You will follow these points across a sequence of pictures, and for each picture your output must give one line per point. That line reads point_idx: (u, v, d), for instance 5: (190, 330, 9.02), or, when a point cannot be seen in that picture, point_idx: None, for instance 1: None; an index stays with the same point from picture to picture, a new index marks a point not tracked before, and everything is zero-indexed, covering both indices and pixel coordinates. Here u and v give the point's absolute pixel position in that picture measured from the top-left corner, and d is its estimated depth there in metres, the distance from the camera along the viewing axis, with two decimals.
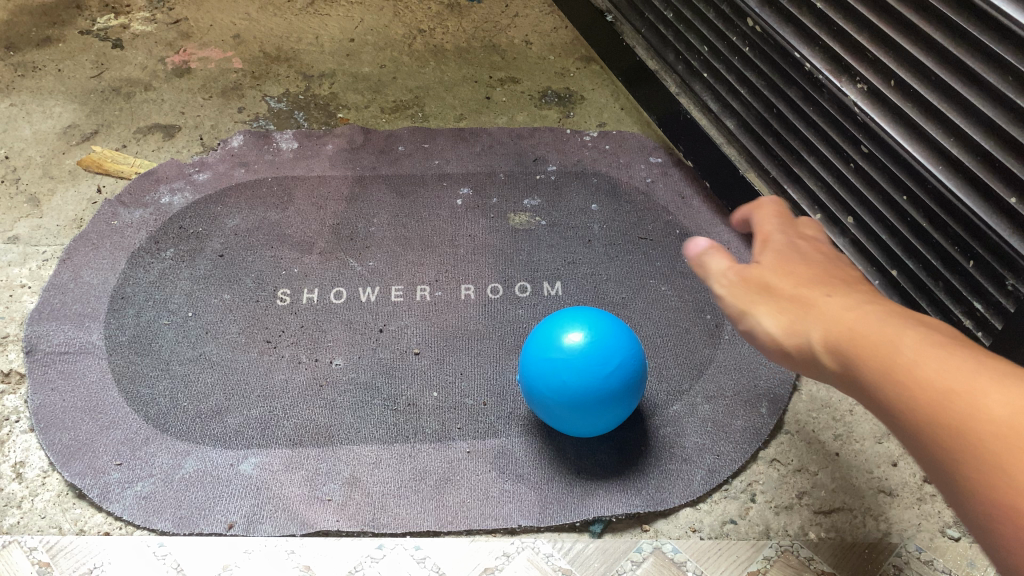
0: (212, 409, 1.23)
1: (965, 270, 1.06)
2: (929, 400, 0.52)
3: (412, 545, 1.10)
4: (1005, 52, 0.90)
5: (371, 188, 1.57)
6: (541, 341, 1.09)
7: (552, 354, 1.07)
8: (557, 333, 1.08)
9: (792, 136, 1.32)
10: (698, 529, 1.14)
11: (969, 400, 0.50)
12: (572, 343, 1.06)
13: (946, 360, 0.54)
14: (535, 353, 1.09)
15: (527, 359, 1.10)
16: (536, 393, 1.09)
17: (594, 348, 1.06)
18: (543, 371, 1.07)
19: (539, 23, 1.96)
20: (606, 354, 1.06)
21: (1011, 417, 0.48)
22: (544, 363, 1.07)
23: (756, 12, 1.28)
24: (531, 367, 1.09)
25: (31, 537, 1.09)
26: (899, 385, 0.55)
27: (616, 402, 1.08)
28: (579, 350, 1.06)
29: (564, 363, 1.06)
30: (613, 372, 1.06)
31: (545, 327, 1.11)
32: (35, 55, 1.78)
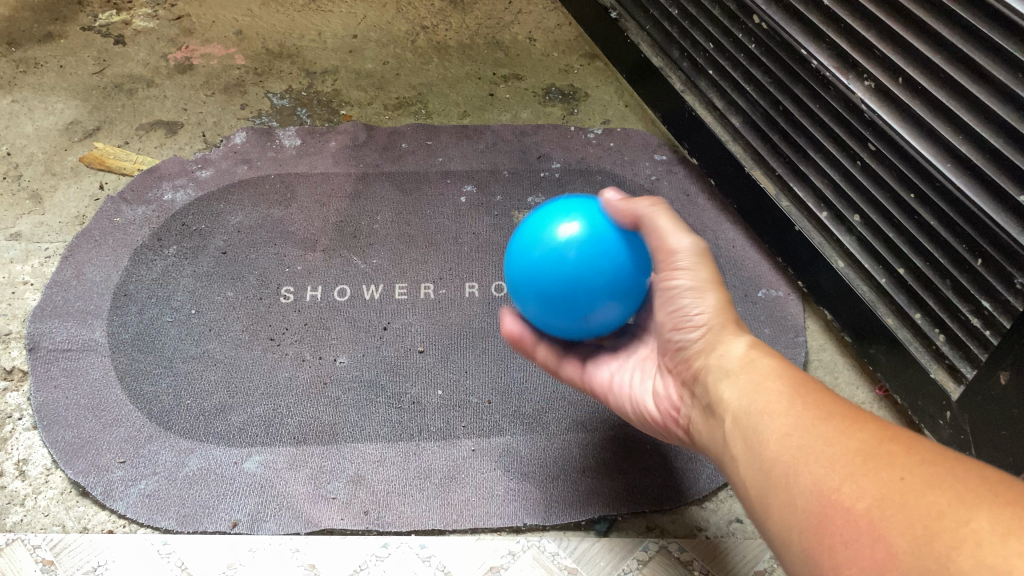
0: (215, 407, 1.22)
1: (973, 268, 1.04)
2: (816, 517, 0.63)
3: (416, 543, 1.10)
4: (1014, 49, 0.89)
5: (375, 185, 1.56)
6: (534, 228, 0.95)
7: (543, 242, 0.92)
8: (552, 218, 0.94)
9: (798, 133, 1.31)
10: (704, 528, 1.14)
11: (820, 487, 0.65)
12: (568, 228, 0.91)
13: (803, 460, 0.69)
14: (526, 240, 0.94)
15: (516, 250, 0.96)
16: (522, 287, 0.95)
17: (595, 238, 0.91)
18: (531, 257, 0.93)
19: (543, 20, 1.95)
20: (609, 246, 0.91)
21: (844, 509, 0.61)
22: (534, 253, 0.93)
23: (762, 9, 1.28)
24: (520, 257, 0.95)
25: (34, 536, 1.09)
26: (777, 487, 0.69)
27: (621, 299, 0.93)
28: (577, 238, 0.91)
29: (555, 252, 0.91)
30: (616, 265, 0.91)
31: (540, 213, 0.97)
32: (36, 51, 1.77)
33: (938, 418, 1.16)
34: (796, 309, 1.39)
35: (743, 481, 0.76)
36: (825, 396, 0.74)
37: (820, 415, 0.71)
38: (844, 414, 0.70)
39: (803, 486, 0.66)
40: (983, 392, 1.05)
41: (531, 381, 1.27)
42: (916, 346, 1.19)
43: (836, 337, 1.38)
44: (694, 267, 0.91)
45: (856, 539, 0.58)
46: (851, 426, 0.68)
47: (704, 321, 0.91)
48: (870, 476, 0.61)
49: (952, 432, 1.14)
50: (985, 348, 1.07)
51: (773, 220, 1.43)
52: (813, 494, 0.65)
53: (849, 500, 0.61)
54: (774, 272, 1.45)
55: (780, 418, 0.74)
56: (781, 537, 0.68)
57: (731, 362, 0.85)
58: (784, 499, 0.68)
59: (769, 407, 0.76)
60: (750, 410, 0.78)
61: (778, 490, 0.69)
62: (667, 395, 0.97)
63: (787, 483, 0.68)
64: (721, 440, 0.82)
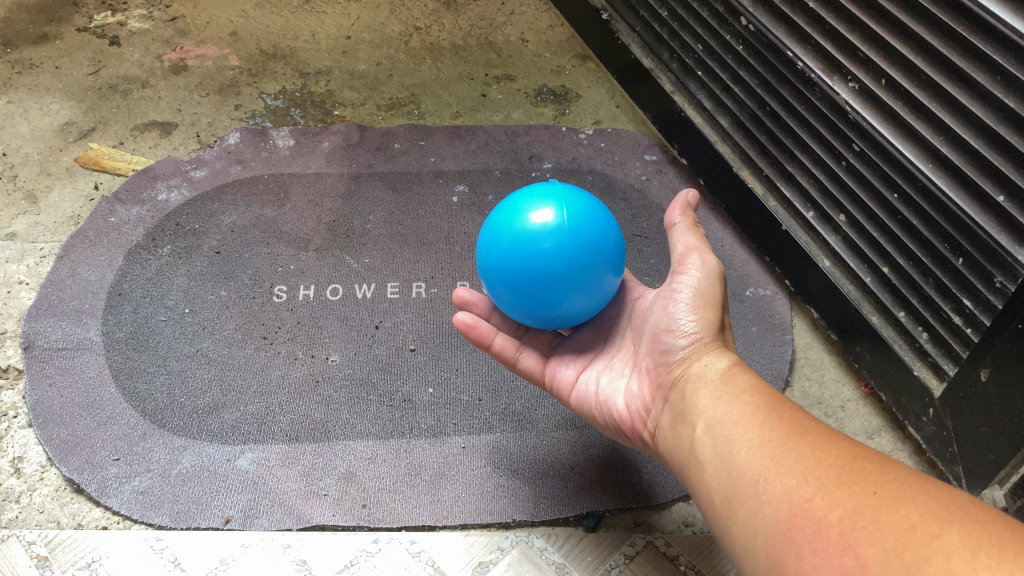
0: (209, 405, 1.24)
1: (954, 267, 1.06)
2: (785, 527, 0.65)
3: (406, 539, 1.11)
4: (992, 51, 0.91)
5: (367, 185, 1.57)
6: (506, 215, 0.94)
7: (518, 229, 0.92)
8: (526, 205, 0.94)
9: (785, 134, 1.33)
10: (690, 524, 1.16)
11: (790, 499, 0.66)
12: (543, 216, 0.92)
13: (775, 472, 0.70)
14: (500, 227, 0.94)
15: (487, 237, 0.96)
16: (494, 274, 0.94)
17: (571, 227, 0.91)
18: (504, 246, 0.92)
19: (535, 21, 1.97)
20: (585, 236, 0.91)
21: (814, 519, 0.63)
22: (507, 240, 0.92)
23: (749, 11, 1.29)
24: (492, 244, 0.94)
25: (29, 532, 1.10)
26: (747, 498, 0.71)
27: (592, 291, 0.94)
28: (552, 226, 0.91)
29: (529, 240, 0.91)
30: (590, 256, 0.91)
31: (511, 201, 0.96)
32: (32, 52, 1.78)
33: (921, 415, 1.18)
34: (783, 308, 1.41)
35: (709, 489, 0.78)
36: (802, 415, 0.77)
37: (795, 430, 0.73)
38: (818, 432, 0.73)
39: (773, 497, 0.68)
40: (964, 389, 1.07)
41: (521, 379, 1.29)
42: (900, 344, 1.21)
43: (823, 335, 1.40)
44: (701, 281, 0.96)
45: (824, 547, 0.60)
46: (825, 443, 0.71)
47: (695, 330, 0.93)
48: (841, 489, 0.63)
49: (935, 428, 1.15)
50: (966, 346, 1.08)
51: (761, 219, 1.45)
52: (784, 505, 0.66)
53: (821, 511, 0.63)
54: (762, 271, 1.47)
55: (754, 431, 0.76)
56: (748, 545, 0.69)
57: (713, 374, 0.88)
58: (755, 509, 0.69)
59: (743, 420, 0.78)
60: (725, 419, 0.80)
61: (749, 500, 0.71)
62: (637, 396, 0.99)
63: (758, 494, 0.70)
64: (690, 446, 0.84)
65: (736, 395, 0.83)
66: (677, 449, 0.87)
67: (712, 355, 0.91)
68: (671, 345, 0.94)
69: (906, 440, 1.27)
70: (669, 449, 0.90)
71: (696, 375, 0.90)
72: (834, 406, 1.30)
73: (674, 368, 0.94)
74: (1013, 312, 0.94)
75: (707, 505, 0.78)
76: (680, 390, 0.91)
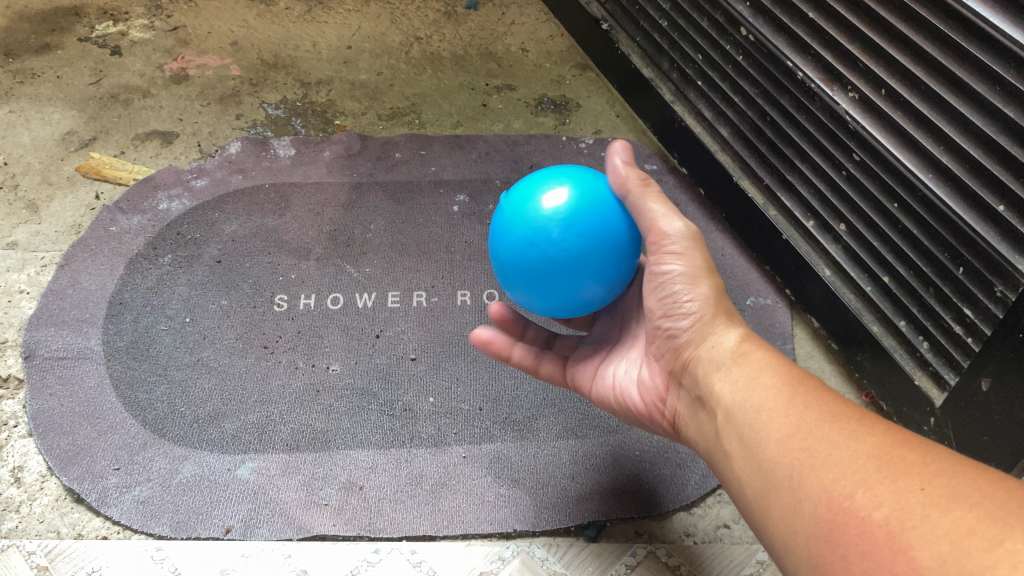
0: (209, 415, 1.24)
1: (955, 276, 1.06)
2: (826, 526, 0.64)
3: (407, 549, 1.11)
4: (992, 62, 0.91)
5: (368, 194, 1.58)
6: (516, 205, 0.93)
7: (530, 218, 0.91)
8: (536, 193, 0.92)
9: (785, 143, 1.33)
10: (691, 534, 1.16)
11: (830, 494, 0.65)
12: (555, 200, 0.91)
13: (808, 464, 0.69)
14: (512, 219, 0.93)
15: (498, 233, 0.95)
16: (509, 268, 0.93)
17: (577, 211, 0.90)
18: (519, 237, 0.91)
19: (535, 31, 1.98)
20: (596, 218, 0.90)
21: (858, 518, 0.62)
22: (522, 230, 0.91)
23: (749, 21, 1.30)
24: (506, 237, 0.93)
25: (29, 542, 1.10)
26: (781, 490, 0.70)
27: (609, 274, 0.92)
28: (559, 212, 0.90)
29: (539, 228, 0.90)
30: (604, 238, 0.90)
31: (518, 190, 0.96)
32: (33, 61, 1.78)
33: (922, 424, 1.18)
34: (784, 317, 1.41)
35: (738, 480, 0.77)
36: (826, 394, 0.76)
37: (823, 416, 0.72)
38: (845, 416, 0.71)
39: (812, 492, 0.67)
40: (965, 398, 1.07)
41: (522, 388, 1.29)
42: (901, 354, 1.21)
43: (823, 344, 1.40)
44: (685, 253, 0.92)
45: (873, 550, 0.59)
46: (856, 429, 0.69)
47: (695, 310, 0.91)
48: (886, 485, 0.62)
49: (936, 438, 1.15)
50: (967, 355, 1.08)
51: (761, 228, 1.45)
52: (824, 501, 0.65)
53: (865, 509, 0.62)
54: (762, 280, 1.47)
55: (781, 419, 0.75)
56: (789, 542, 0.68)
57: (727, 352, 0.86)
58: (793, 505, 0.68)
59: (767, 406, 0.77)
60: (747, 405, 0.79)
61: (786, 494, 0.70)
62: (650, 385, 0.99)
63: (795, 488, 0.69)
64: (715, 434, 0.83)
65: (752, 374, 0.81)
66: (702, 438, 0.87)
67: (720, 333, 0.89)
68: (675, 328, 0.93)
69: None
70: (692, 435, 0.90)
71: (705, 358, 0.88)
72: None
73: (683, 351, 0.92)
74: (1014, 321, 0.94)
75: (739, 497, 0.78)
76: (694, 371, 0.89)
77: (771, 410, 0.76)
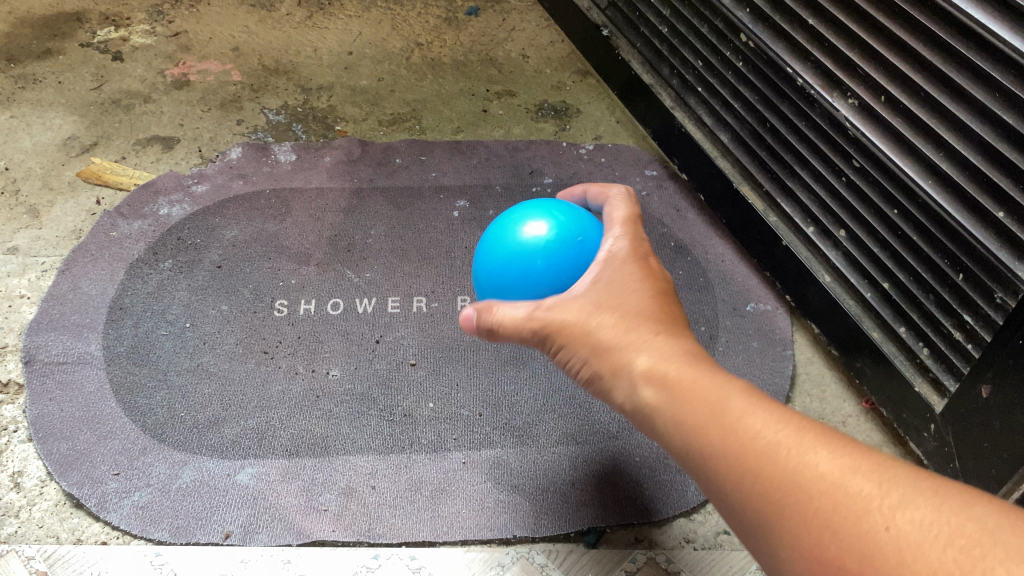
0: (209, 420, 1.24)
1: (955, 283, 1.06)
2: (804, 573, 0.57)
3: (406, 555, 1.11)
4: (991, 69, 0.91)
5: (368, 200, 1.58)
6: (508, 231, 0.97)
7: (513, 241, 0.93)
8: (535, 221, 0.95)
9: (785, 150, 1.33)
10: (691, 540, 1.15)
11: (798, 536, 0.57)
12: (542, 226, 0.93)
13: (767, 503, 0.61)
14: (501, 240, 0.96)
15: (482, 260, 0.95)
16: (492, 294, 0.94)
17: (560, 242, 0.91)
18: (505, 267, 0.92)
19: (536, 37, 1.98)
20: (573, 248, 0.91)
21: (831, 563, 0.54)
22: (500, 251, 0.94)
23: (749, 27, 1.30)
24: (490, 254, 0.96)
25: (28, 547, 1.10)
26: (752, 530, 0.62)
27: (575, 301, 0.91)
28: (542, 243, 0.91)
29: (524, 258, 0.91)
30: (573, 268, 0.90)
31: (503, 221, 0.96)
32: (35, 67, 1.79)
33: (922, 430, 1.18)
34: (784, 323, 1.41)
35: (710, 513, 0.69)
36: (752, 415, 0.65)
37: (755, 455, 0.63)
38: (781, 447, 0.62)
39: (782, 544, 0.59)
40: (965, 405, 1.07)
41: (522, 393, 1.29)
42: (901, 360, 1.21)
43: (824, 350, 1.40)
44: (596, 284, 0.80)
45: None
46: (799, 461, 0.60)
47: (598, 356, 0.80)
48: (851, 523, 0.55)
49: (936, 444, 1.15)
50: (966, 361, 1.08)
51: (761, 234, 1.45)
52: (795, 554, 0.57)
53: (836, 554, 0.54)
54: (762, 286, 1.47)
55: (718, 470, 0.65)
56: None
57: (642, 403, 0.74)
58: (769, 557, 0.60)
59: (700, 458, 0.67)
60: (688, 460, 0.69)
61: (759, 543, 0.62)
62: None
63: (765, 538, 0.61)
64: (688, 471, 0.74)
65: (668, 421, 0.71)
66: None
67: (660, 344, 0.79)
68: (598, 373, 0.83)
69: (907, 455, 1.27)
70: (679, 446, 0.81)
71: None
72: (835, 422, 1.30)
73: None
74: (1014, 328, 0.94)
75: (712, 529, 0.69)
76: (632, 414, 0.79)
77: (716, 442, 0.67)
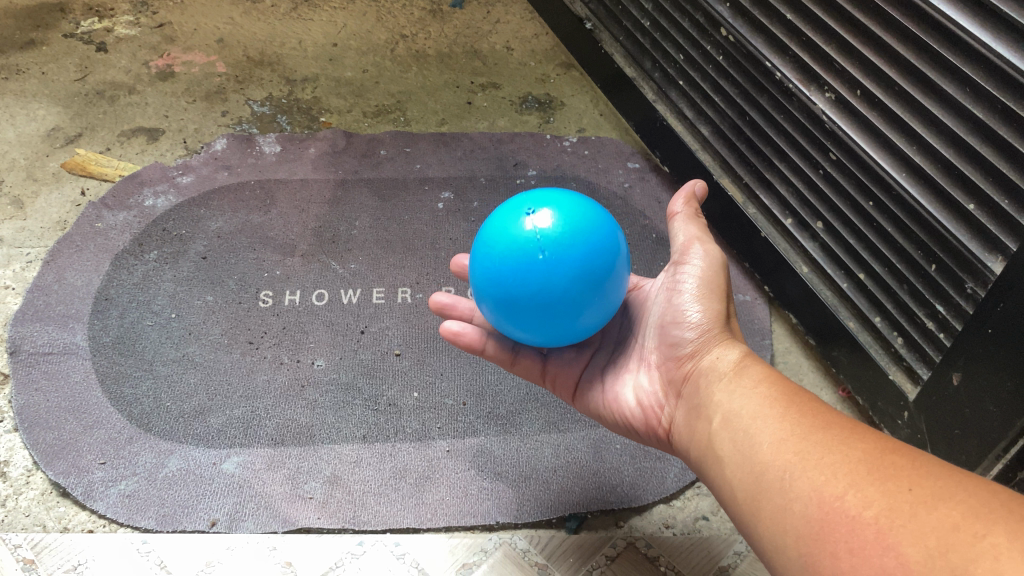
0: (194, 409, 1.25)
1: (927, 273, 1.09)
2: (818, 521, 0.64)
3: (391, 541, 1.12)
4: (962, 64, 0.93)
5: (353, 191, 1.59)
6: (498, 223, 0.93)
7: (502, 251, 0.90)
8: (516, 213, 0.92)
9: (764, 143, 1.35)
10: (671, 525, 1.18)
11: (821, 490, 0.65)
12: (530, 227, 0.89)
13: (798, 459, 0.70)
14: (486, 243, 0.93)
15: (485, 249, 0.93)
16: (489, 287, 0.92)
17: (565, 241, 0.89)
18: (507, 261, 0.90)
19: (520, 30, 1.99)
20: (573, 254, 0.88)
21: (849, 513, 0.62)
22: (490, 260, 0.91)
23: (729, 22, 1.32)
24: (479, 262, 0.94)
25: (15, 535, 1.11)
26: (773, 490, 0.70)
27: (602, 299, 0.92)
28: (547, 237, 0.89)
29: (528, 254, 0.88)
30: (578, 275, 0.89)
31: (508, 211, 0.94)
32: (18, 58, 1.78)
33: (897, 418, 1.20)
34: (763, 313, 1.44)
35: (729, 483, 0.77)
36: (820, 410, 0.75)
37: (817, 424, 0.73)
38: (835, 427, 0.72)
39: (802, 493, 0.67)
40: (937, 393, 1.09)
41: (506, 383, 1.31)
42: (876, 349, 1.23)
43: (802, 339, 1.43)
44: (705, 270, 0.96)
45: (862, 546, 0.59)
46: (849, 437, 0.69)
47: (701, 321, 0.93)
48: (873, 483, 0.62)
49: (909, 431, 1.18)
50: (939, 350, 1.11)
51: (741, 226, 1.47)
52: (814, 502, 0.65)
53: (854, 507, 0.62)
54: (742, 278, 1.49)
55: (765, 436, 0.75)
56: (774, 543, 0.68)
57: (728, 369, 0.87)
58: (781, 506, 0.68)
59: (761, 414, 0.78)
60: (744, 414, 0.79)
61: (775, 496, 0.69)
62: (648, 391, 0.98)
63: (783, 490, 0.69)
64: (709, 444, 0.83)
65: (747, 394, 0.82)
66: (693, 446, 0.87)
67: (723, 345, 0.91)
68: (679, 337, 0.94)
69: None
70: (685, 444, 0.90)
71: (708, 368, 0.90)
72: None
73: (684, 362, 0.93)
74: (985, 316, 0.97)
75: (728, 500, 0.77)
76: (696, 383, 0.90)
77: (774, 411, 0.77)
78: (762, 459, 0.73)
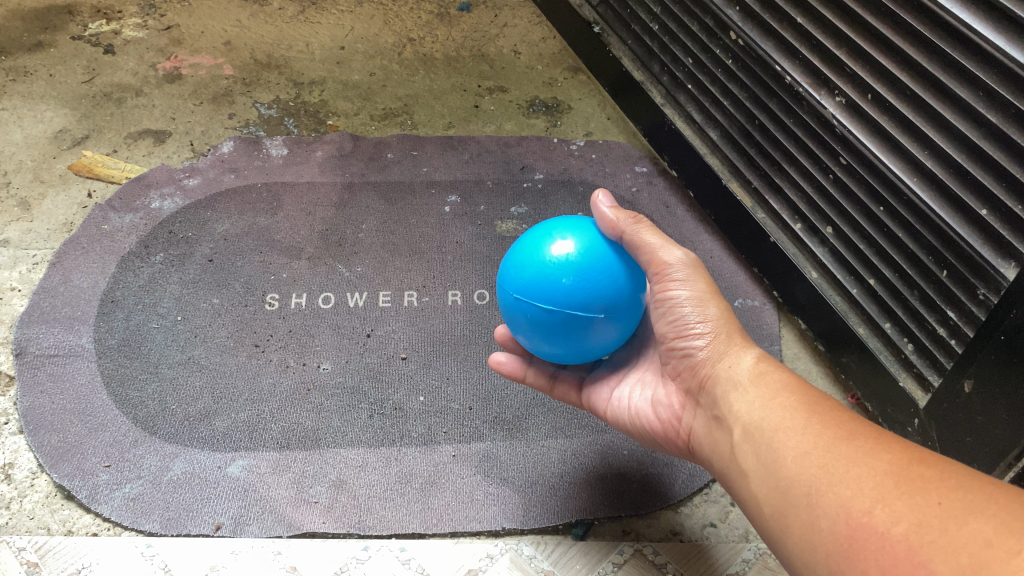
0: (199, 413, 1.24)
1: (939, 279, 1.07)
2: (849, 538, 0.63)
3: (397, 546, 1.12)
4: (975, 68, 0.92)
5: (360, 195, 1.58)
6: (522, 248, 0.96)
7: (526, 274, 0.92)
8: (539, 239, 0.95)
9: (774, 147, 1.35)
10: (678, 532, 1.17)
11: (849, 506, 0.65)
12: (551, 251, 0.92)
13: (824, 472, 0.69)
14: (512, 267, 0.95)
15: (510, 272, 0.95)
16: (513, 308, 0.94)
17: (585, 264, 0.91)
18: (529, 284, 0.92)
19: (528, 33, 1.98)
20: (593, 273, 0.91)
21: (878, 529, 0.61)
22: (514, 283, 0.94)
23: (738, 25, 1.31)
24: (503, 283, 0.96)
25: (19, 538, 1.10)
26: (800, 506, 0.69)
27: (621, 320, 0.94)
28: (568, 261, 0.91)
29: (549, 277, 0.91)
30: (600, 292, 0.91)
31: (530, 237, 0.97)
32: (26, 59, 1.78)
33: (907, 426, 1.19)
34: (771, 318, 1.43)
35: (756, 498, 0.76)
36: (844, 419, 0.74)
37: (842, 434, 0.72)
38: (859, 437, 0.71)
39: (829, 509, 0.66)
40: (949, 400, 1.08)
41: (512, 387, 1.30)
42: (886, 356, 1.22)
43: (811, 346, 1.42)
44: (689, 279, 0.93)
45: (893, 564, 0.58)
46: (873, 447, 0.68)
47: (707, 329, 0.92)
48: (902, 497, 0.62)
49: (919, 439, 1.16)
50: (950, 357, 1.09)
51: (749, 231, 1.47)
52: (842, 517, 0.65)
53: (883, 524, 0.61)
54: (750, 283, 1.48)
55: (789, 450, 0.74)
56: (806, 558, 0.68)
57: (742, 374, 0.86)
58: (809, 522, 0.68)
59: (783, 425, 0.77)
60: (764, 425, 0.78)
61: (803, 511, 0.69)
62: (666, 403, 0.98)
63: (811, 506, 0.68)
64: (730, 455, 0.83)
65: (765, 403, 0.81)
66: (716, 455, 0.86)
67: (731, 351, 0.89)
68: (688, 347, 0.93)
69: None
70: (708, 453, 0.89)
71: (720, 376, 0.88)
72: None
73: (696, 371, 0.92)
74: (998, 322, 0.96)
75: (754, 515, 0.77)
76: (710, 392, 0.89)
77: (795, 420, 0.76)
78: (786, 476, 0.72)
